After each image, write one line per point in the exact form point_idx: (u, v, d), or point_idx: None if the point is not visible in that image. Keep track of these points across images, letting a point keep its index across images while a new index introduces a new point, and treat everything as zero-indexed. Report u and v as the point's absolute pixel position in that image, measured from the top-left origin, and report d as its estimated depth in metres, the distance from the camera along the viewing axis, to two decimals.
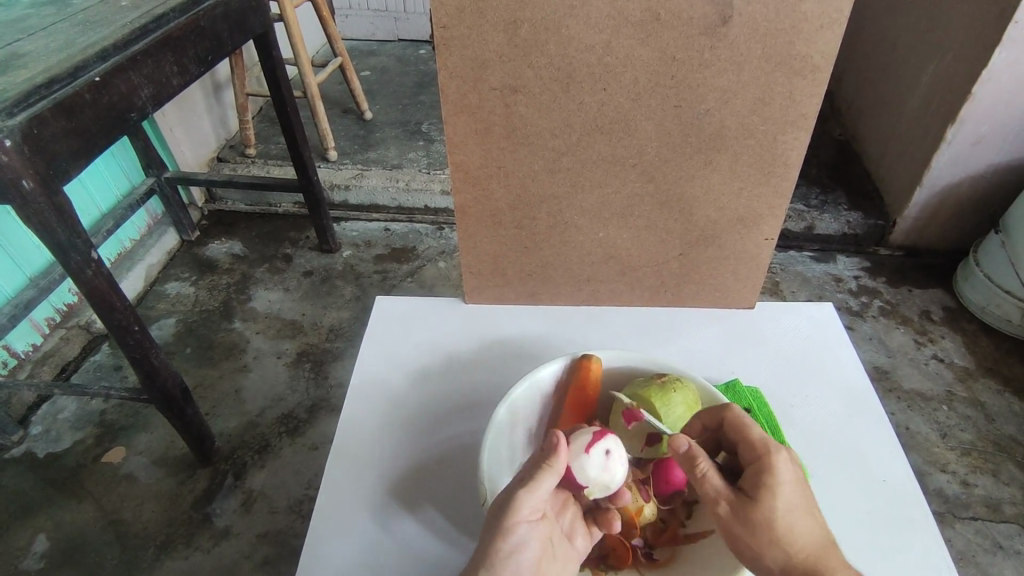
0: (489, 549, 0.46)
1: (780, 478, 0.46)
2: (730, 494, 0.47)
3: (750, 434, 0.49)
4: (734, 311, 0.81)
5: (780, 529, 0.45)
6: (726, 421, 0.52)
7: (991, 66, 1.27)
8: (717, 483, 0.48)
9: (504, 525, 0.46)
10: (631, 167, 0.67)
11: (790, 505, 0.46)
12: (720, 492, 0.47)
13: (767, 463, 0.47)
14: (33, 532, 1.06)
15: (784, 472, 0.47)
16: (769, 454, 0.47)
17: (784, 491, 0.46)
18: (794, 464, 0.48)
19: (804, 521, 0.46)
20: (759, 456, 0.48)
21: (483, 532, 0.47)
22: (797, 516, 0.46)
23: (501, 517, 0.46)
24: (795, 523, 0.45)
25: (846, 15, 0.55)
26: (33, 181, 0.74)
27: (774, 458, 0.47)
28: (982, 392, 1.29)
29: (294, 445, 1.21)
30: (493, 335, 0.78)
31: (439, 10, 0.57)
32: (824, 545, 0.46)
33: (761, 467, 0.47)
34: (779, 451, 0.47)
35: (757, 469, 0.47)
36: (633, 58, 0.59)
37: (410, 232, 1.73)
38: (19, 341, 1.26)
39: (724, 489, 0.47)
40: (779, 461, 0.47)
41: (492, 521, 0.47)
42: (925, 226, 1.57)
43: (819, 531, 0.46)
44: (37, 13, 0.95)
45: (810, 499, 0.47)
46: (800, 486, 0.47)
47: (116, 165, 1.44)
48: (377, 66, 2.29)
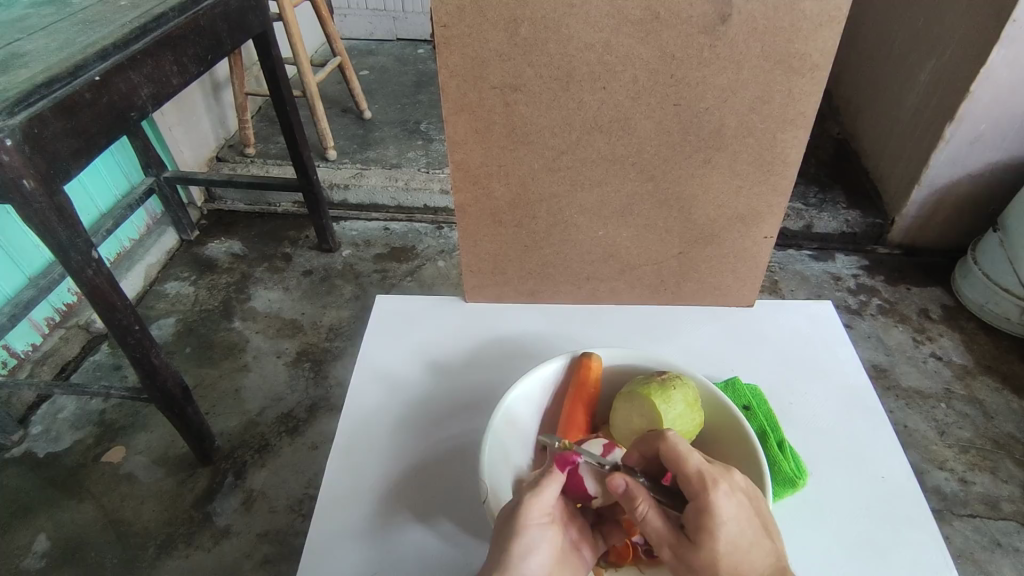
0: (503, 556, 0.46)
1: (719, 519, 0.45)
2: (673, 537, 0.47)
3: (686, 469, 0.47)
4: (734, 309, 0.81)
5: (722, 571, 0.45)
6: (660, 450, 0.49)
7: (988, 65, 1.27)
8: (658, 526, 0.47)
9: (516, 529, 0.47)
10: (631, 166, 0.67)
11: (733, 544, 0.45)
12: (661, 535, 0.47)
13: (705, 504, 0.46)
14: (34, 531, 1.06)
15: (724, 510, 0.45)
16: (708, 493, 0.46)
17: (726, 531, 0.45)
18: (733, 500, 0.46)
19: (749, 557, 0.45)
20: (698, 494, 0.46)
21: (494, 540, 0.47)
22: (741, 553, 0.45)
23: (511, 521, 0.47)
24: (739, 561, 0.45)
25: (844, 14, 0.55)
26: (34, 180, 0.74)
27: (712, 498, 0.46)
28: (980, 390, 1.30)
29: (294, 444, 1.21)
30: (493, 334, 0.78)
31: (439, 9, 0.57)
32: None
33: (701, 507, 0.46)
34: (716, 492, 0.46)
35: (697, 509, 0.46)
36: (633, 56, 0.59)
37: (409, 231, 1.73)
38: (18, 341, 1.26)
39: (664, 532, 0.47)
40: (718, 501, 0.46)
41: (503, 526, 0.47)
42: (923, 225, 1.57)
43: (766, 562, 0.46)
44: (36, 13, 0.95)
45: (755, 530, 0.46)
46: (741, 520, 0.46)
47: (115, 165, 1.44)
48: (376, 66, 2.29)
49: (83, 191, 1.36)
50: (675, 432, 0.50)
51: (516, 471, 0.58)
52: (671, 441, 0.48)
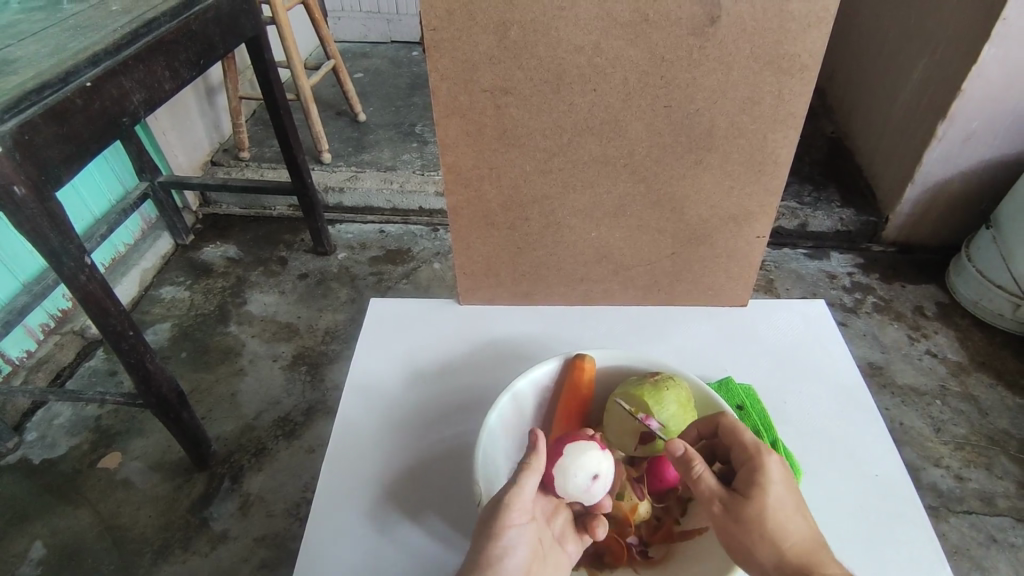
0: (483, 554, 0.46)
1: (771, 477, 0.48)
2: (725, 494, 0.48)
3: (742, 436, 0.51)
4: (727, 309, 0.81)
5: (771, 525, 0.46)
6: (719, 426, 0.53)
7: (980, 62, 1.28)
8: (712, 483, 0.48)
9: (494, 528, 0.47)
10: (622, 167, 0.67)
11: (781, 503, 0.47)
12: (713, 491, 0.48)
13: (760, 463, 0.48)
14: (30, 538, 1.06)
15: (776, 472, 0.48)
16: (762, 454, 0.49)
17: (777, 490, 0.47)
18: (784, 468, 0.49)
19: (794, 518, 0.47)
20: (752, 457, 0.49)
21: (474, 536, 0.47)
22: (789, 513, 0.47)
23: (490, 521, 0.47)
24: (786, 519, 0.46)
25: (832, 15, 0.55)
26: (26, 187, 0.74)
27: (766, 458, 0.49)
28: (975, 387, 1.30)
29: (290, 448, 1.21)
30: (486, 335, 0.79)
31: (429, 13, 0.57)
32: (813, 541, 0.46)
33: (754, 466, 0.49)
34: (770, 453, 0.49)
35: (750, 469, 0.49)
36: (622, 59, 0.59)
37: (405, 233, 1.73)
38: (13, 348, 1.26)
39: (717, 489, 0.48)
40: (770, 462, 0.49)
41: (483, 525, 0.47)
42: (917, 222, 1.58)
43: (808, 529, 0.47)
44: (27, 19, 0.95)
45: (800, 499, 0.48)
46: (789, 487, 0.48)
47: (109, 170, 1.44)
48: (370, 68, 2.30)
49: (78, 197, 1.36)
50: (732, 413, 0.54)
51: (507, 472, 0.58)
52: (728, 417, 0.53)
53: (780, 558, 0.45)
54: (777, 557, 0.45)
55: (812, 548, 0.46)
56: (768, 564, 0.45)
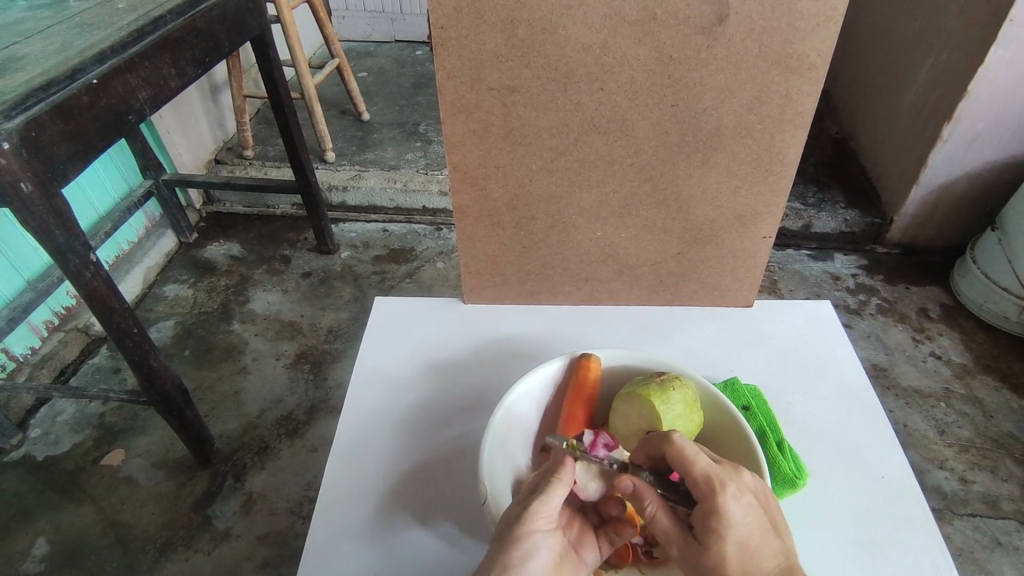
0: (503, 560, 0.45)
1: (725, 522, 0.45)
2: (680, 537, 0.48)
3: (691, 470, 0.47)
4: (733, 309, 0.81)
5: (728, 571, 0.45)
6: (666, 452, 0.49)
7: (986, 64, 1.27)
8: (666, 525, 0.48)
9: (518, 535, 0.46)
10: (629, 166, 0.67)
11: (742, 545, 0.46)
12: (669, 534, 0.48)
13: (713, 506, 0.46)
14: (33, 535, 1.06)
15: (730, 512, 0.46)
16: (714, 495, 0.46)
17: (732, 533, 0.45)
18: (741, 502, 0.46)
19: (755, 557, 0.46)
20: (706, 498, 0.46)
21: (494, 541, 0.46)
22: (746, 554, 0.45)
23: (513, 527, 0.46)
24: (743, 563, 0.45)
25: (842, 14, 0.55)
26: (32, 183, 0.74)
27: (718, 500, 0.46)
28: (980, 389, 1.30)
29: (294, 447, 1.21)
30: (491, 334, 0.78)
31: (437, 10, 0.57)
32: (781, 574, 0.46)
33: (706, 509, 0.46)
34: (723, 493, 0.46)
35: (703, 510, 0.46)
36: (630, 57, 0.59)
37: (408, 233, 1.73)
38: (17, 344, 1.26)
39: (672, 532, 0.48)
40: (723, 506, 0.46)
41: (504, 529, 0.47)
42: (922, 224, 1.57)
43: (773, 562, 0.46)
44: (34, 16, 0.95)
45: (761, 531, 0.46)
46: (749, 521, 0.46)
47: (113, 168, 1.44)
48: (374, 67, 2.30)
49: (82, 194, 1.37)
50: (681, 433, 0.50)
51: (515, 473, 0.57)
52: (678, 442, 0.49)
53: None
54: None
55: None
56: None
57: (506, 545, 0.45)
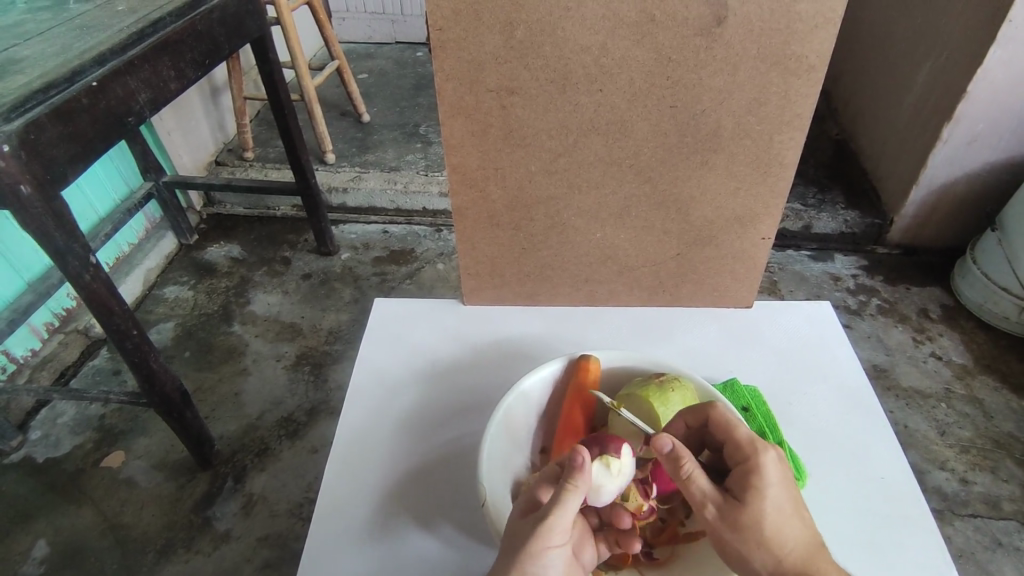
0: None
1: (767, 478, 0.46)
2: (718, 497, 0.47)
3: (736, 433, 0.49)
4: (732, 310, 0.81)
5: (766, 531, 0.45)
6: (709, 419, 0.52)
7: (986, 65, 1.27)
8: (704, 486, 0.47)
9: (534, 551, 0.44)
10: (628, 168, 0.67)
11: (778, 506, 0.46)
12: (706, 495, 0.47)
13: (755, 465, 0.47)
14: (33, 537, 1.06)
15: (772, 472, 0.47)
16: (758, 454, 0.47)
17: (772, 493, 0.46)
18: (782, 466, 0.48)
19: (790, 522, 0.46)
20: (749, 456, 0.48)
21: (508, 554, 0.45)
22: (785, 517, 0.46)
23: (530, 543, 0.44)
24: (782, 525, 0.46)
25: (840, 15, 0.55)
26: (32, 185, 0.74)
27: (762, 458, 0.47)
28: (980, 390, 1.29)
29: (293, 448, 1.21)
30: (491, 336, 0.79)
31: (435, 12, 0.57)
32: (810, 546, 0.46)
33: (750, 467, 0.47)
34: (767, 450, 0.48)
35: (745, 470, 0.47)
36: (629, 59, 0.59)
37: (408, 234, 1.73)
38: (18, 346, 1.26)
39: (710, 492, 0.47)
40: (766, 462, 0.47)
41: (520, 543, 0.44)
42: (922, 225, 1.57)
43: (805, 532, 0.46)
44: (34, 18, 0.95)
45: (797, 499, 0.47)
46: (786, 486, 0.47)
47: (114, 170, 1.45)
48: (374, 69, 2.30)
49: (82, 196, 1.37)
50: (723, 405, 0.53)
51: (513, 476, 0.57)
52: (721, 410, 0.52)
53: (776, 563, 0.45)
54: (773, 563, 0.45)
55: (806, 555, 0.45)
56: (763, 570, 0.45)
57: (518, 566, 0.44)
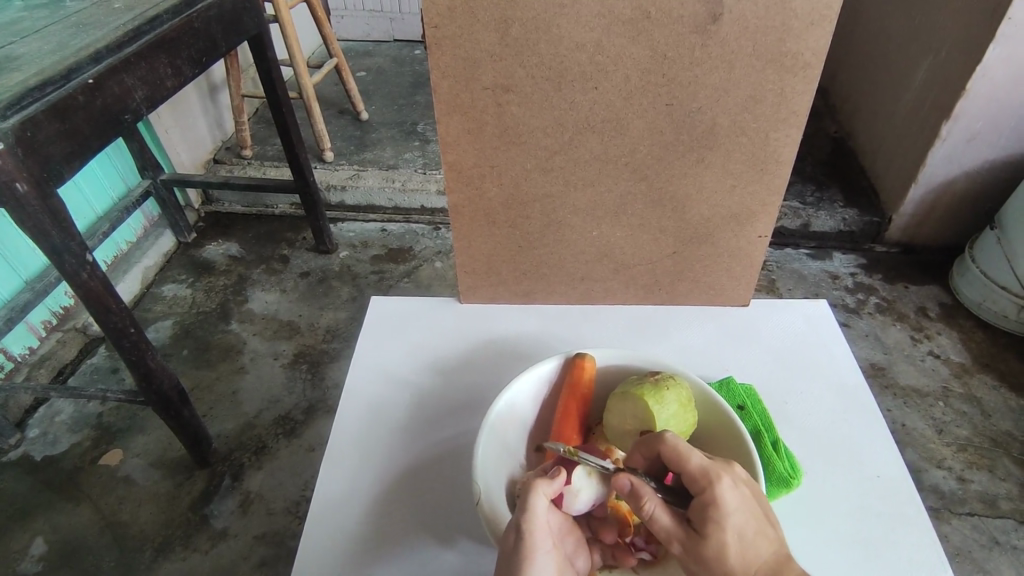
0: None
1: (724, 510, 0.45)
2: (681, 532, 0.46)
3: (687, 465, 0.47)
4: (729, 308, 0.81)
5: (731, 562, 0.44)
6: (660, 452, 0.49)
7: (985, 62, 1.27)
8: (665, 523, 0.47)
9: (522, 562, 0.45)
10: (624, 165, 0.67)
11: (740, 534, 0.45)
12: (670, 531, 0.47)
13: (710, 498, 0.46)
14: (31, 535, 1.06)
15: (729, 500, 0.46)
16: (714, 486, 0.46)
17: (732, 522, 0.45)
18: (739, 491, 0.46)
19: (755, 545, 0.45)
20: (703, 489, 0.46)
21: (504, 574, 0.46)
22: (747, 543, 0.45)
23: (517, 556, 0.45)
24: (745, 552, 0.44)
25: (836, 12, 0.55)
26: (28, 183, 0.74)
27: (716, 491, 0.46)
28: (978, 388, 1.29)
29: (291, 446, 1.21)
30: (488, 334, 0.78)
31: (430, 10, 0.57)
32: (780, 563, 0.45)
33: (706, 500, 0.46)
34: (720, 482, 0.46)
35: (702, 503, 0.46)
36: (625, 56, 0.59)
37: (406, 232, 1.73)
38: (15, 345, 1.26)
39: (672, 527, 0.47)
40: (721, 494, 0.46)
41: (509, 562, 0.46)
42: (920, 223, 1.57)
43: (769, 549, 0.45)
44: (30, 16, 0.95)
45: (759, 518, 0.46)
46: (746, 510, 0.46)
47: (111, 168, 1.44)
48: (373, 67, 2.30)
49: (79, 195, 1.37)
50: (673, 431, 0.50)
51: (509, 473, 0.57)
52: (669, 441, 0.49)
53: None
54: None
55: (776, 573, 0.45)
56: None
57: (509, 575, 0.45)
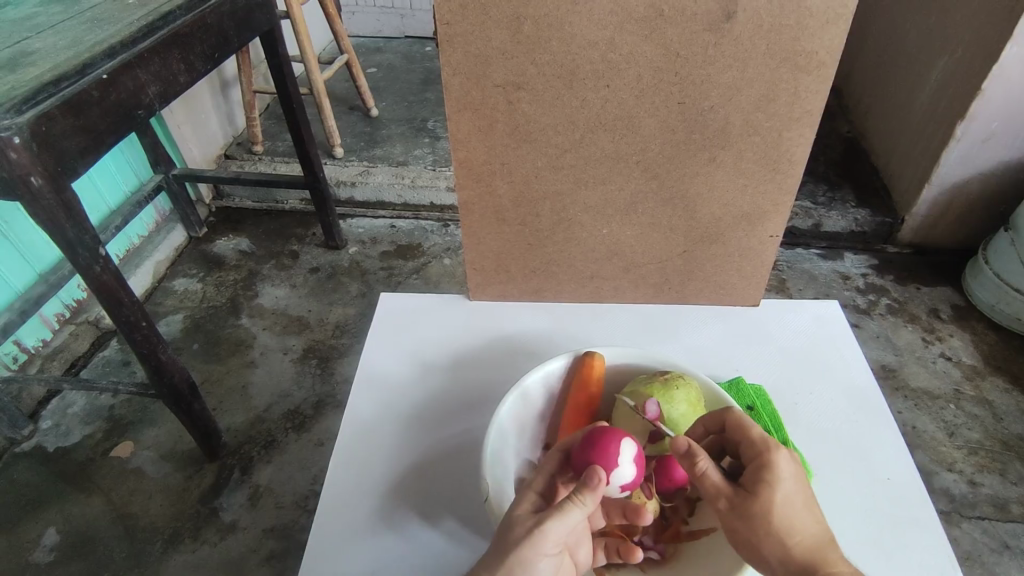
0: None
1: (780, 474, 0.46)
2: (729, 490, 0.47)
3: (749, 433, 0.49)
4: (739, 308, 0.80)
5: (777, 525, 0.45)
6: (725, 422, 0.52)
7: (1001, 62, 1.25)
8: (716, 479, 0.47)
9: (526, 560, 0.43)
10: (635, 164, 0.67)
11: (789, 500, 0.46)
12: (718, 488, 0.47)
13: (767, 460, 0.47)
14: (44, 524, 1.08)
15: (786, 469, 0.47)
16: (771, 452, 0.47)
17: (785, 486, 0.46)
18: (796, 463, 0.48)
19: (802, 516, 0.46)
20: (761, 453, 0.48)
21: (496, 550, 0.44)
22: (797, 513, 0.45)
23: (523, 549, 0.43)
24: (793, 519, 0.45)
25: (851, 11, 0.54)
26: (43, 177, 0.75)
27: (774, 455, 0.47)
28: (990, 391, 1.28)
29: (300, 441, 1.21)
30: (497, 332, 0.78)
31: (442, 7, 0.57)
32: (822, 540, 0.45)
33: (762, 464, 0.47)
34: (780, 448, 0.48)
35: (756, 466, 0.47)
36: (637, 54, 0.58)
37: (416, 229, 1.73)
38: (29, 337, 1.28)
39: (722, 484, 0.47)
40: (779, 458, 0.47)
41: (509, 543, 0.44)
42: (934, 223, 1.55)
43: (817, 527, 0.46)
44: (46, 11, 0.96)
45: (810, 497, 0.47)
46: (800, 483, 0.47)
47: (123, 162, 1.45)
48: (383, 63, 2.30)
49: (93, 188, 1.38)
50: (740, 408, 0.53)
51: (517, 470, 0.58)
52: (737, 412, 0.51)
53: (785, 556, 0.44)
54: (783, 554, 0.44)
55: (816, 548, 0.45)
56: (773, 562, 0.45)
57: (508, 552, 0.43)
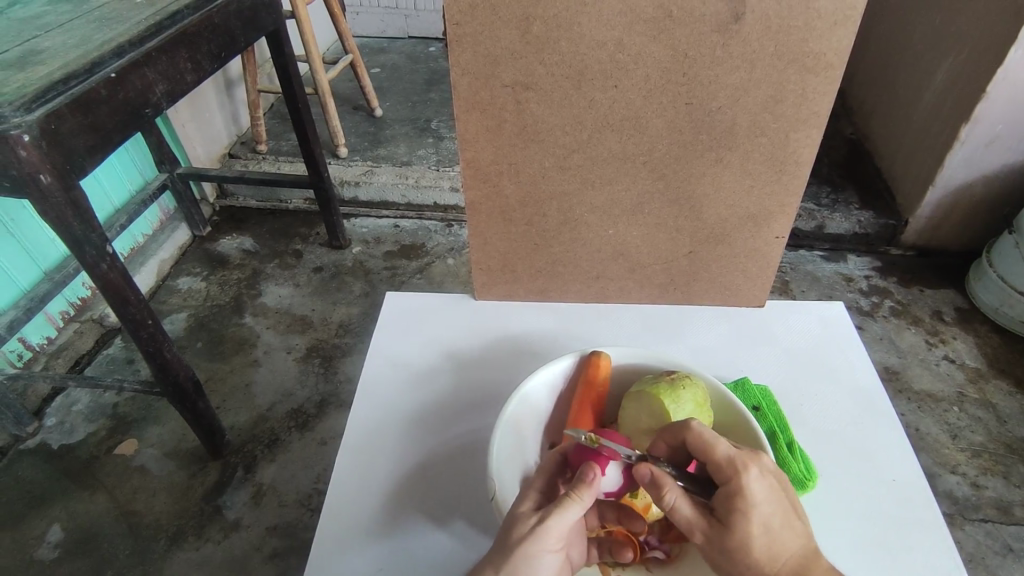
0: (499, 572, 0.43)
1: (751, 500, 0.46)
2: (704, 523, 0.47)
3: (713, 455, 0.48)
4: (744, 309, 0.81)
5: (755, 554, 0.45)
6: (686, 440, 0.50)
7: (1006, 64, 1.25)
8: (687, 514, 0.47)
9: (527, 555, 0.44)
10: (642, 164, 0.67)
11: (765, 524, 0.45)
12: (691, 521, 0.47)
13: (736, 488, 0.46)
14: (48, 521, 1.08)
15: (755, 491, 0.46)
16: (738, 476, 0.46)
17: (758, 512, 0.45)
18: (766, 480, 0.47)
19: (780, 537, 0.46)
20: (731, 479, 0.47)
21: (498, 547, 0.45)
22: (771, 536, 0.45)
23: (523, 545, 0.44)
24: (770, 544, 0.45)
25: (859, 13, 0.54)
26: (51, 175, 0.75)
27: (744, 481, 0.46)
28: (994, 394, 1.28)
29: (304, 440, 1.22)
30: (503, 331, 0.79)
31: (452, 7, 0.57)
32: (805, 556, 0.46)
33: (730, 490, 0.46)
34: (748, 470, 0.46)
35: (727, 494, 0.46)
36: (645, 55, 0.59)
37: (419, 229, 1.74)
38: (33, 334, 1.28)
39: (694, 518, 0.47)
40: (749, 483, 0.46)
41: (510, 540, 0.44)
42: (938, 226, 1.55)
43: (797, 542, 0.46)
44: (54, 10, 0.96)
45: (786, 512, 0.46)
46: (773, 501, 0.46)
47: (128, 161, 1.46)
48: (387, 63, 2.30)
49: (98, 187, 1.38)
50: (700, 421, 0.51)
51: (523, 469, 0.58)
52: (696, 430, 0.49)
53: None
54: None
55: (798, 566, 0.46)
56: None
57: (509, 552, 0.44)
